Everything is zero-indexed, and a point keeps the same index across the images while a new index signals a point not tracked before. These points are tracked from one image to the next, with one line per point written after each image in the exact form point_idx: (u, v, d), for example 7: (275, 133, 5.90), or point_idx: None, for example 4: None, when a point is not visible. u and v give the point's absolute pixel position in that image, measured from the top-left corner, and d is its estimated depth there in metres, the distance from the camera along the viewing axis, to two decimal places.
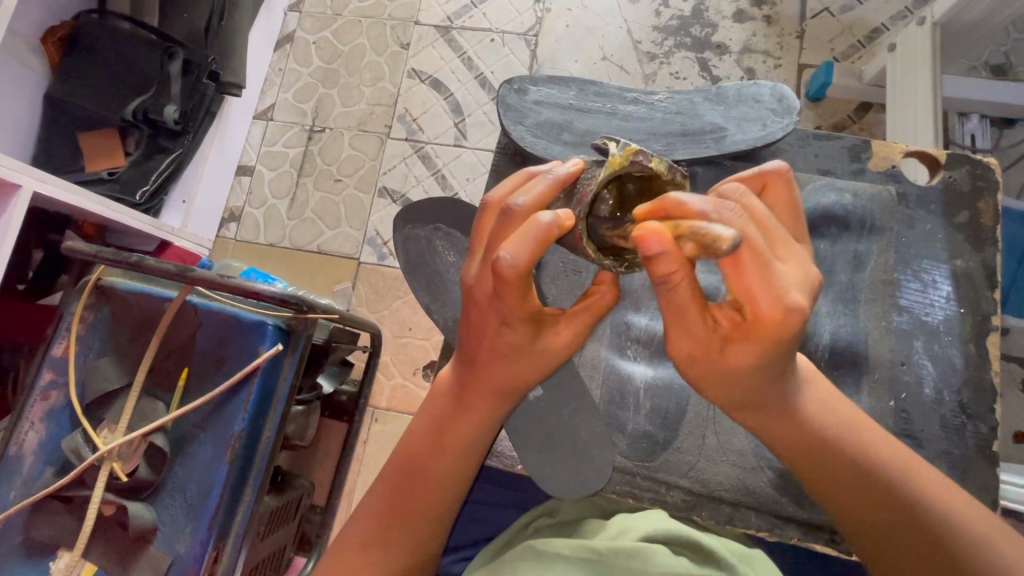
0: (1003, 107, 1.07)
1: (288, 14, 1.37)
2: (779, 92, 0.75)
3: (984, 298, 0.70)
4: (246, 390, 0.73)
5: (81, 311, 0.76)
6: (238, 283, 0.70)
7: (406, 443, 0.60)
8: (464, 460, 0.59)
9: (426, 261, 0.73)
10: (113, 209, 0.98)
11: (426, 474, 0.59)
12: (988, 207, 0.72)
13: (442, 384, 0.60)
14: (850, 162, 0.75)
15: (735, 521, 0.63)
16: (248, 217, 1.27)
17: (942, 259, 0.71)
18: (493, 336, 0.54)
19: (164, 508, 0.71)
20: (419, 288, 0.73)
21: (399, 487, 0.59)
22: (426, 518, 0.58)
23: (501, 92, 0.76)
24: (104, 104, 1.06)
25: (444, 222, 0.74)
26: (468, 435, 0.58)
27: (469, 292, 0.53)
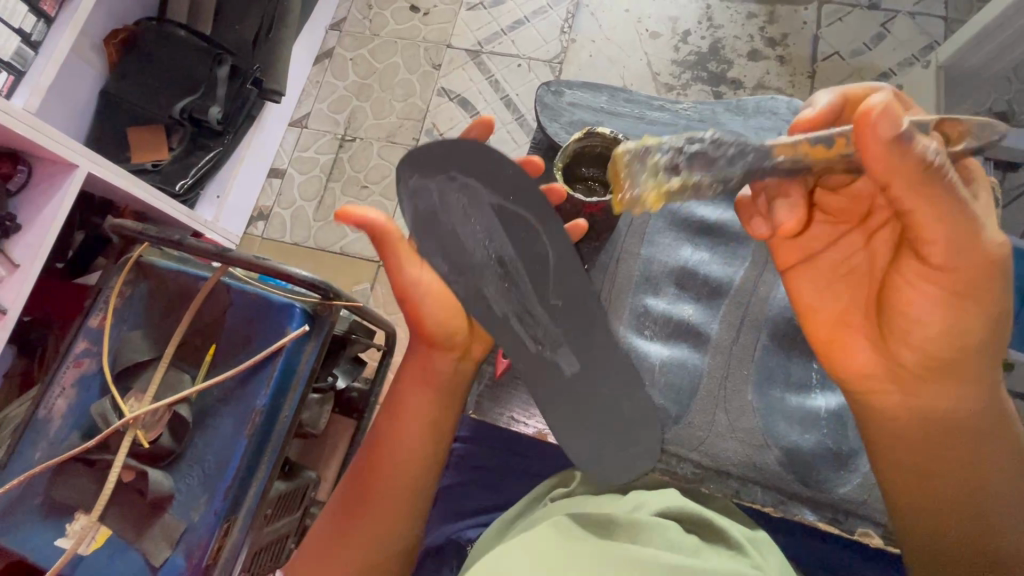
0: (1004, 150, 1.13)
1: (329, 32, 1.46)
2: (794, 106, 0.80)
3: None
4: (270, 365, 0.76)
5: (121, 285, 0.80)
6: (272, 265, 0.74)
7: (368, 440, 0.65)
8: (417, 454, 0.63)
9: (440, 221, 0.59)
10: (155, 196, 1.03)
11: (378, 466, 0.62)
12: (990, 220, 0.74)
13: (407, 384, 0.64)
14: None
15: (741, 495, 0.66)
16: (276, 217, 1.32)
17: None
18: (426, 309, 0.60)
19: (181, 477, 0.73)
20: (433, 255, 0.59)
21: (359, 485, 0.62)
22: (402, 489, 0.62)
23: (539, 93, 0.81)
24: (153, 103, 1.13)
25: (466, 175, 0.59)
26: (411, 430, 0.62)
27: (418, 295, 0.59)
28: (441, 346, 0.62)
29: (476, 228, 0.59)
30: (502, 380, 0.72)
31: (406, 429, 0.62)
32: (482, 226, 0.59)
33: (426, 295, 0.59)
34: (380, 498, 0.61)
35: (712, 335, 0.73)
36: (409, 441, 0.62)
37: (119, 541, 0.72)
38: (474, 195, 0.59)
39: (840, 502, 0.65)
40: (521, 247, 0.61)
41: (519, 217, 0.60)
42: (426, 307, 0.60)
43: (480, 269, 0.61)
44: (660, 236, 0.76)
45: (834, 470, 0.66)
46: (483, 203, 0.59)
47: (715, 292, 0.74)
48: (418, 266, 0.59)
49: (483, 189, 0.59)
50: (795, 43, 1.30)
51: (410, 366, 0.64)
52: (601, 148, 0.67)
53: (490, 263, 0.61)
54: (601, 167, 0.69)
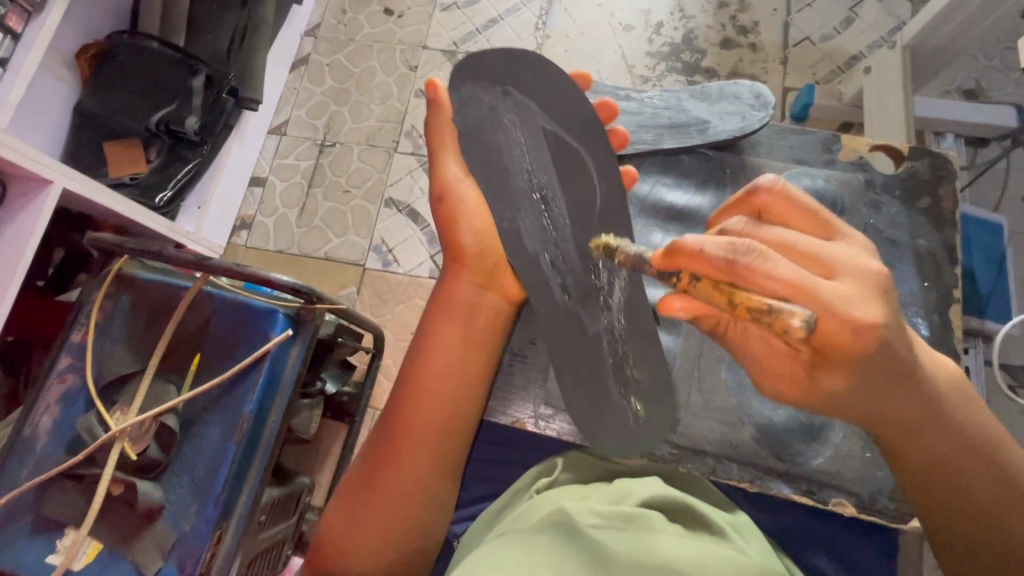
0: (973, 126, 1.15)
1: (304, 38, 1.46)
2: (756, 91, 0.81)
3: (946, 274, 0.73)
4: (256, 371, 0.77)
5: (102, 299, 0.80)
6: (252, 272, 0.75)
7: (407, 370, 0.63)
8: (460, 382, 0.63)
9: (486, 134, 0.64)
10: (134, 210, 1.03)
11: (422, 394, 0.62)
12: (948, 193, 0.76)
13: (454, 309, 0.64)
14: (822, 153, 0.79)
15: (718, 472, 0.69)
16: (259, 225, 1.32)
17: (906, 239, 0.74)
18: (462, 217, 0.63)
19: (171, 488, 0.73)
20: (475, 166, 0.63)
21: (400, 414, 0.62)
22: (445, 420, 0.62)
23: None
24: (128, 115, 1.12)
25: (518, 90, 0.66)
26: (454, 355, 0.63)
27: (462, 203, 0.63)
28: (477, 273, 0.63)
29: (523, 149, 0.65)
30: None
31: (452, 357, 0.63)
32: (528, 148, 0.66)
33: (463, 200, 0.63)
34: (425, 426, 0.61)
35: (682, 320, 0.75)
36: (453, 360, 0.63)
37: (111, 554, 0.72)
38: (524, 110, 0.66)
39: (814, 474, 0.68)
40: (564, 185, 0.68)
41: (565, 143, 0.68)
42: (462, 219, 0.63)
43: (520, 197, 0.64)
44: (634, 222, 0.77)
45: (806, 443, 0.69)
46: (533, 121, 0.67)
47: None
48: (455, 163, 0.63)
49: (536, 110, 0.67)
50: (766, 30, 1.32)
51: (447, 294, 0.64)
52: None
53: (529, 193, 0.65)
54: None
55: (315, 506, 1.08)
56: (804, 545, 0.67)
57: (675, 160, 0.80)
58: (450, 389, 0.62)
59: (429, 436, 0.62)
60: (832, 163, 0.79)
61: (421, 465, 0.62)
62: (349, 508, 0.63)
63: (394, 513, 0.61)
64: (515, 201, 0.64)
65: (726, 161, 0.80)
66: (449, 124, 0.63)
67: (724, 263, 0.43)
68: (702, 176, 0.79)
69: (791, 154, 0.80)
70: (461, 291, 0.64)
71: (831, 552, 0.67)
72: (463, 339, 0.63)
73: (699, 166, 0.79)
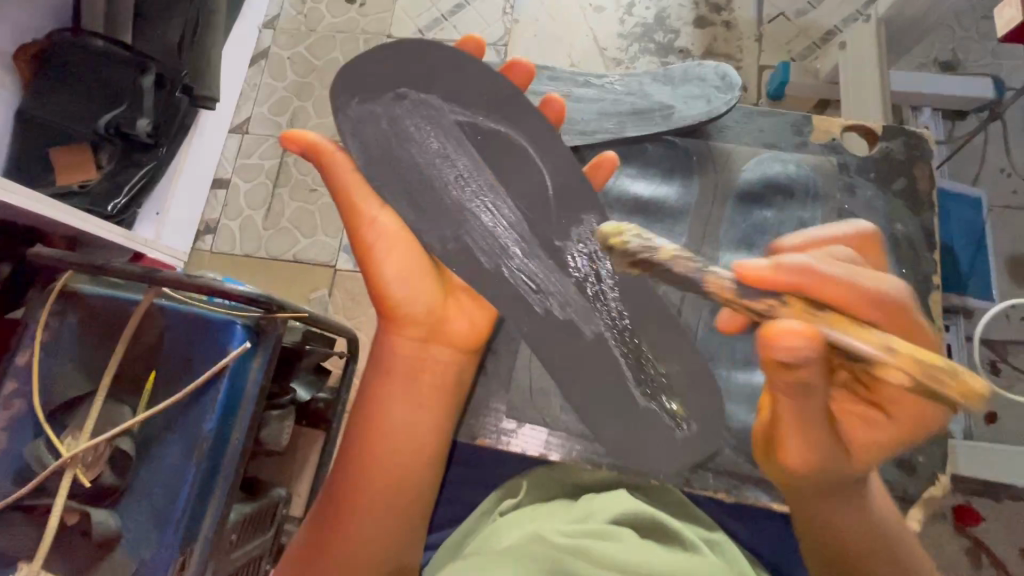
0: (950, 99, 1.13)
1: (262, 31, 1.39)
2: (721, 70, 0.77)
3: (922, 259, 0.71)
4: (215, 387, 0.73)
5: (47, 318, 0.75)
6: (203, 283, 0.70)
7: (349, 430, 0.62)
8: (404, 434, 0.61)
9: (395, 155, 0.59)
10: (83, 220, 0.97)
11: (369, 449, 0.60)
12: (925, 174, 0.73)
13: (392, 360, 0.61)
14: (793, 137, 0.77)
15: (691, 483, 0.67)
16: (223, 229, 1.27)
17: (882, 222, 0.72)
18: (385, 258, 0.58)
19: (129, 514, 0.70)
20: (389, 188, 0.58)
21: (349, 468, 0.60)
22: (396, 464, 0.61)
23: None
24: (74, 119, 1.06)
25: (430, 95, 0.60)
26: (399, 407, 0.61)
27: (377, 246, 0.58)
28: (414, 324, 0.61)
29: (438, 146, 0.60)
30: None
31: (399, 413, 0.61)
32: (442, 142, 0.60)
33: (383, 241, 0.58)
34: (379, 473, 0.60)
35: None
36: (398, 411, 0.61)
37: None
38: (427, 109, 0.60)
39: None
40: (498, 171, 0.60)
41: (483, 126, 0.61)
42: (383, 254, 0.58)
43: (450, 207, 0.58)
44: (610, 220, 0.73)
45: None
46: (443, 122, 0.60)
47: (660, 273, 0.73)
48: (375, 203, 0.58)
49: (444, 108, 0.60)
50: (740, 7, 1.28)
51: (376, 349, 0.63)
52: None
53: (459, 194, 0.59)
54: None
55: (293, 518, 1.05)
56: None
57: (640, 149, 0.77)
58: (399, 439, 0.61)
59: (384, 469, 0.60)
60: (803, 146, 0.76)
61: (382, 498, 0.60)
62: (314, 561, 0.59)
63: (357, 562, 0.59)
64: (448, 213, 0.58)
65: (692, 148, 0.76)
66: (343, 162, 0.58)
67: (874, 296, 0.42)
68: (669, 166, 0.76)
69: (761, 139, 0.77)
70: (397, 345, 0.61)
71: None
72: (404, 393, 0.61)
73: (665, 155, 0.77)
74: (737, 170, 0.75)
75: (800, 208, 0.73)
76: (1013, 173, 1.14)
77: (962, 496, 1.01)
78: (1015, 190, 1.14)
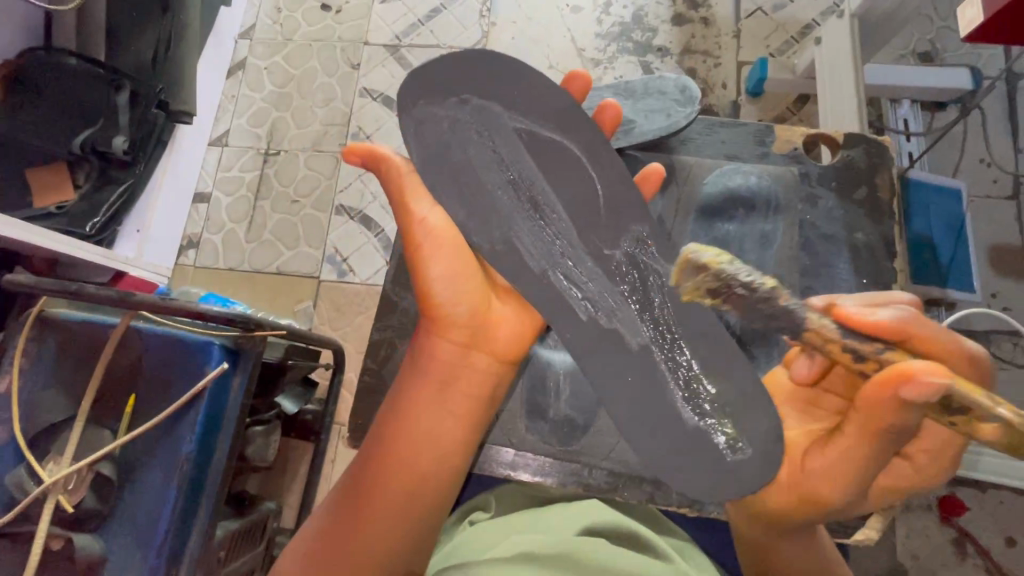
0: (928, 91, 1.13)
1: (239, 42, 1.39)
2: (682, 84, 0.77)
3: (883, 267, 0.71)
4: (194, 410, 0.73)
5: (25, 344, 0.76)
6: (180, 305, 0.69)
7: (378, 432, 0.57)
8: (433, 450, 0.56)
9: (452, 157, 0.57)
10: (62, 242, 0.97)
11: (395, 459, 0.55)
12: (885, 182, 0.74)
13: (433, 367, 0.56)
14: (755, 146, 0.77)
15: (656, 499, 0.65)
16: (206, 243, 1.27)
17: (839, 232, 0.72)
18: (431, 256, 0.55)
19: (113, 537, 0.71)
20: (444, 190, 0.57)
21: (372, 480, 0.54)
22: (419, 485, 0.55)
23: None
24: (49, 139, 1.05)
25: (487, 101, 0.58)
26: (430, 420, 0.56)
27: (427, 239, 0.55)
28: (453, 332, 0.56)
29: (496, 155, 0.57)
30: None
31: (430, 427, 0.56)
32: (503, 150, 0.58)
33: (431, 235, 0.55)
34: (400, 489, 0.54)
35: None
36: (435, 424, 0.56)
37: None
38: (488, 116, 0.58)
39: None
40: (552, 180, 0.58)
41: (541, 139, 0.58)
42: (430, 255, 0.55)
43: (506, 214, 0.57)
44: None
45: None
46: (500, 129, 0.58)
47: None
48: (427, 204, 0.56)
49: (500, 114, 0.58)
50: (717, 4, 1.28)
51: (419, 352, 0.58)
52: None
53: (516, 202, 0.57)
54: None
55: (285, 529, 1.06)
56: None
57: None
58: (429, 455, 0.56)
59: (405, 486, 0.54)
60: (765, 157, 0.77)
61: (397, 520, 0.54)
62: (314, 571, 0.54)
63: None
64: (500, 217, 0.57)
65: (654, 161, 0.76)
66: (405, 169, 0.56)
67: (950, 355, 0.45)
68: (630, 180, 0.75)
69: (723, 149, 0.77)
70: (436, 352, 0.57)
71: None
72: (444, 406, 0.56)
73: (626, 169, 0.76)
74: (700, 183, 0.75)
75: (762, 220, 0.72)
76: (992, 164, 1.14)
77: (947, 487, 1.01)
78: (995, 180, 1.14)
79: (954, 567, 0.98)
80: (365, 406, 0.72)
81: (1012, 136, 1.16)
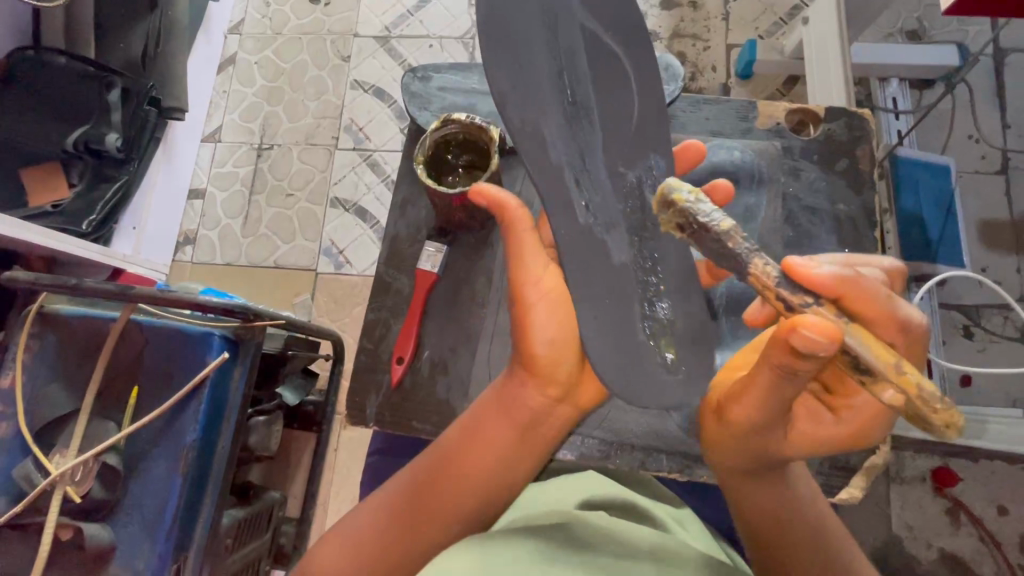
0: (916, 69, 1.14)
1: (228, 37, 1.39)
2: (665, 61, 0.77)
3: (866, 239, 0.72)
4: (196, 399, 0.74)
5: (26, 339, 0.76)
6: (179, 297, 0.70)
7: (443, 444, 0.55)
8: (494, 481, 0.54)
9: (517, 41, 0.48)
10: (59, 240, 0.98)
11: (454, 472, 0.53)
12: (868, 154, 0.75)
13: (517, 412, 0.54)
14: (739, 122, 0.77)
15: (648, 465, 0.67)
16: (203, 239, 1.27)
17: (824, 205, 0.73)
18: (530, 291, 0.53)
19: (121, 526, 0.72)
20: (498, 70, 0.46)
21: (423, 484, 0.53)
22: (467, 506, 0.53)
23: (404, 80, 0.78)
24: (41, 138, 1.05)
25: None
26: (498, 454, 0.54)
27: (532, 278, 0.54)
28: (548, 389, 0.54)
29: (557, 51, 0.50)
30: (398, 389, 0.71)
31: (494, 457, 0.54)
32: (566, 47, 0.51)
33: (532, 270, 0.54)
34: (449, 505, 0.52)
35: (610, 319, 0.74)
36: (500, 454, 0.54)
37: None
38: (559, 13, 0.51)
39: None
40: (596, 92, 0.53)
41: (598, 51, 0.54)
42: (539, 314, 0.53)
43: (544, 106, 0.48)
44: None
45: None
46: (564, 25, 0.51)
47: None
48: (538, 260, 0.54)
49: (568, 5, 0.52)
50: None
51: (504, 391, 0.55)
52: (463, 134, 0.70)
53: (560, 96, 0.50)
54: (468, 154, 0.72)
55: (290, 518, 1.07)
56: None
57: None
58: (486, 481, 0.53)
59: (468, 506, 0.53)
60: (749, 132, 0.77)
61: (447, 534, 0.52)
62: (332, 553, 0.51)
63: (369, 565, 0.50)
64: (539, 106, 0.48)
65: None
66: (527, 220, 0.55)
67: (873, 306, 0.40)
68: None
69: (708, 126, 0.78)
70: (522, 399, 0.54)
71: None
72: (507, 442, 0.54)
73: None
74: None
75: (747, 193, 0.74)
76: (980, 140, 1.15)
77: (939, 459, 1.03)
78: (984, 156, 1.15)
79: (947, 537, 1.00)
80: (364, 385, 0.72)
81: (999, 111, 1.17)
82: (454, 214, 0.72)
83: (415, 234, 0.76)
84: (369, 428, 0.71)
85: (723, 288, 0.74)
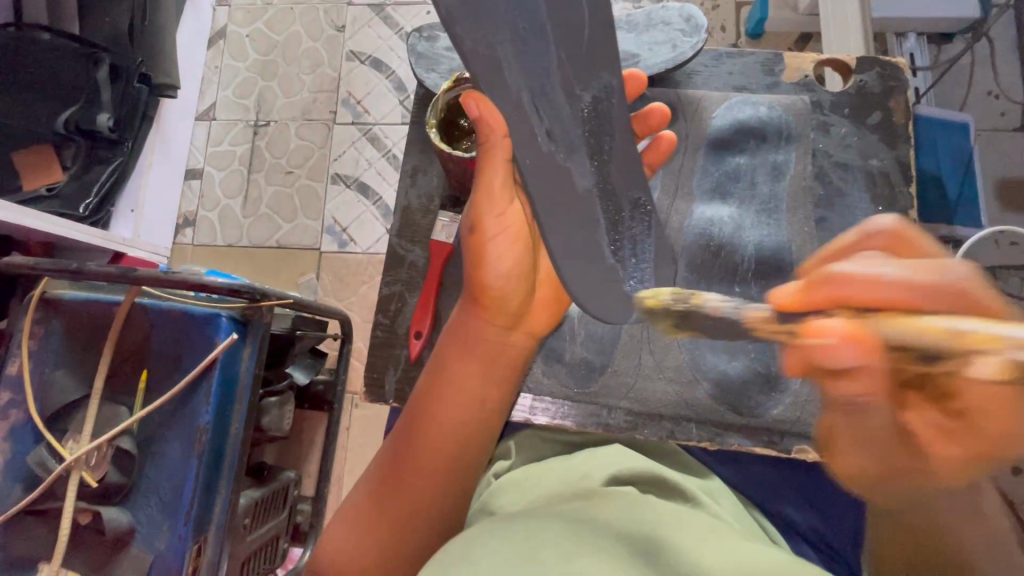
0: (936, 22, 1.09)
1: (217, 9, 1.33)
2: (686, 13, 0.73)
3: (900, 194, 0.70)
4: (207, 381, 0.73)
5: (31, 326, 0.75)
6: (183, 279, 0.68)
7: (417, 396, 0.55)
8: (472, 409, 0.55)
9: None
10: (57, 224, 0.96)
11: (434, 420, 0.53)
12: (900, 105, 0.72)
13: (478, 338, 0.56)
14: (763, 76, 0.75)
15: (676, 435, 0.66)
16: (203, 221, 1.25)
17: (855, 161, 0.71)
18: (488, 221, 0.53)
19: (140, 509, 0.72)
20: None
21: (406, 440, 0.53)
22: (454, 444, 0.53)
23: (410, 42, 0.75)
24: (27, 120, 1.01)
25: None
26: (467, 384, 0.54)
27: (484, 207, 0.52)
28: (504, 313, 0.56)
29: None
30: (413, 364, 0.69)
31: (468, 389, 0.54)
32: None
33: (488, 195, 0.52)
34: (437, 447, 0.52)
35: (730, 233, 0.69)
36: (471, 386, 0.55)
37: None
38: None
39: (770, 423, 0.65)
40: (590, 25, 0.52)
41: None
42: (495, 245, 0.54)
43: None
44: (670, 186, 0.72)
45: (765, 393, 0.66)
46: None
47: (718, 191, 0.71)
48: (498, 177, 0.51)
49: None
50: None
51: (462, 328, 0.56)
52: None
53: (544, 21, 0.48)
54: None
55: (306, 497, 1.07)
56: (772, 498, 0.66)
57: None
58: (462, 413, 0.54)
59: (447, 455, 0.53)
60: (774, 86, 0.74)
61: (433, 490, 0.52)
62: (349, 528, 0.51)
63: (386, 537, 0.49)
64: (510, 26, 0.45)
65: (657, 95, 0.74)
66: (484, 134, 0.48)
67: (911, 300, 0.31)
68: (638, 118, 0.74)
69: (730, 82, 0.75)
70: (480, 328, 0.56)
71: (800, 501, 0.66)
72: (473, 374, 0.55)
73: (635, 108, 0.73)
74: (707, 119, 0.73)
75: (773, 150, 0.72)
76: (1001, 96, 1.12)
77: None
78: (1004, 112, 1.11)
79: None
80: (381, 360, 0.70)
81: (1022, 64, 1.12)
82: (467, 181, 0.69)
83: (427, 205, 0.74)
84: (388, 404, 0.70)
85: (752, 243, 0.69)
